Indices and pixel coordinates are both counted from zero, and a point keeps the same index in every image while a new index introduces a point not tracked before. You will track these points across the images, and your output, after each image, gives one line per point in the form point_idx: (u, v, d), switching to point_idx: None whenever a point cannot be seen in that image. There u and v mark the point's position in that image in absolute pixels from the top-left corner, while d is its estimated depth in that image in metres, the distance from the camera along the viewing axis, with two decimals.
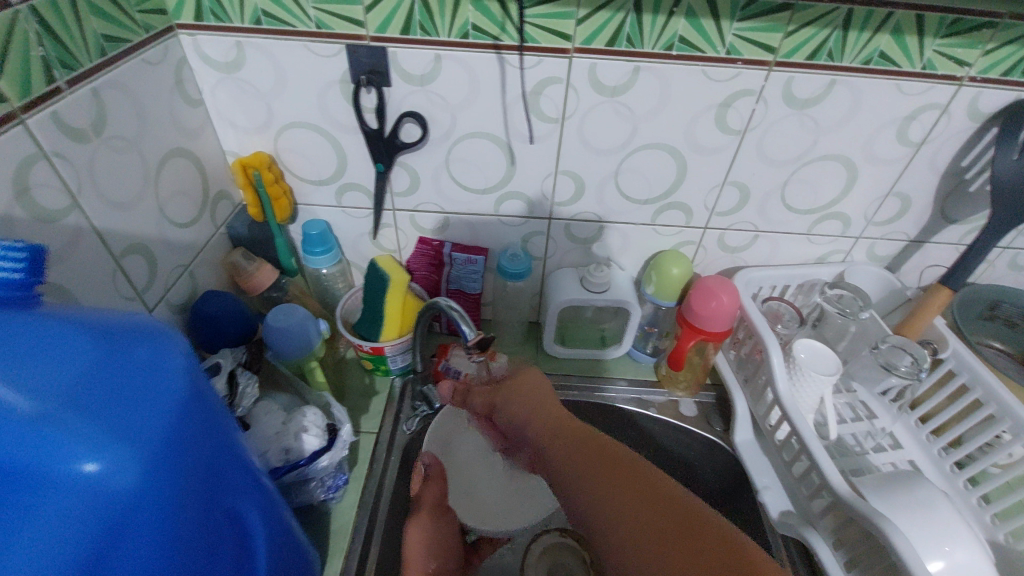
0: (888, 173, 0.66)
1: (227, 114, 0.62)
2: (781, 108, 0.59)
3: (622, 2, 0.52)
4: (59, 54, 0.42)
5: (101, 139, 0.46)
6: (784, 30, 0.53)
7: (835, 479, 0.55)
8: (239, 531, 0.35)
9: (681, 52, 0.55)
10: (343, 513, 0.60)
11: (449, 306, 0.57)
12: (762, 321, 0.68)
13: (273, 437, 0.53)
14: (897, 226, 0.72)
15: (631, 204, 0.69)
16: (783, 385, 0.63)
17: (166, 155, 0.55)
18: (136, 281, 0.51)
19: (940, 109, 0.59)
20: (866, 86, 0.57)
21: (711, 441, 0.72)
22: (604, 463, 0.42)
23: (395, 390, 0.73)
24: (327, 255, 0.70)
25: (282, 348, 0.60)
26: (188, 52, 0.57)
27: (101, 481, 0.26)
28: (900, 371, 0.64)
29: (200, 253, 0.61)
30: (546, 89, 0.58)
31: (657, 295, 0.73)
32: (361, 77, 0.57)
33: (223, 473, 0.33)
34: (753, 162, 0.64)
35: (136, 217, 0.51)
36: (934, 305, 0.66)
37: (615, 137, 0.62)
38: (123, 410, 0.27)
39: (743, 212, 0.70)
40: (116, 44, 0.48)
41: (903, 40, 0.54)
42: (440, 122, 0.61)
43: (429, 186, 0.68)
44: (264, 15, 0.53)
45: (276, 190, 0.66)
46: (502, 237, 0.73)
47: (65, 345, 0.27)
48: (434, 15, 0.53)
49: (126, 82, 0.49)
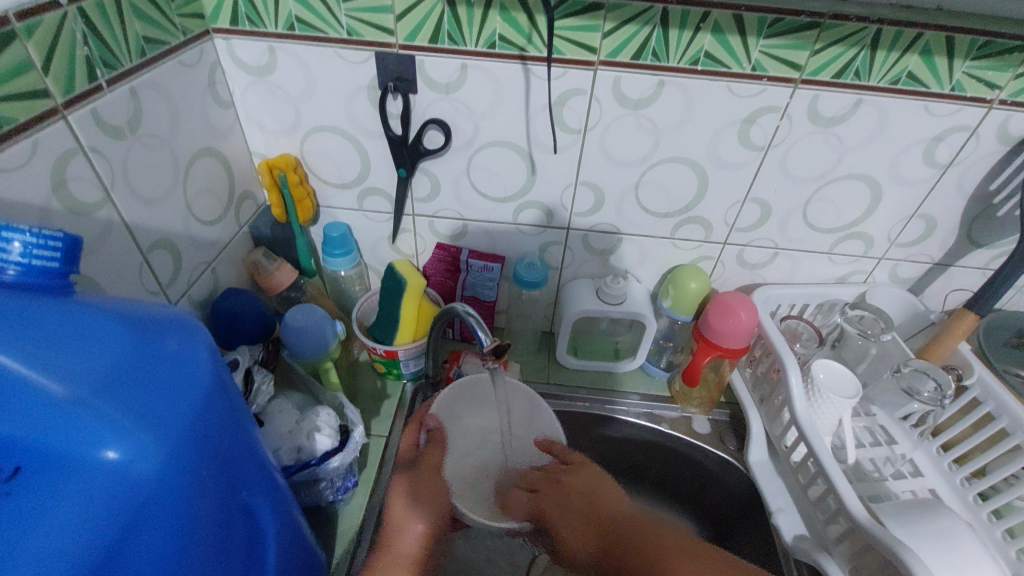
0: (913, 195, 0.65)
1: (255, 115, 0.63)
2: (805, 125, 0.59)
3: (650, 17, 0.52)
4: (101, 53, 0.43)
5: (136, 136, 0.48)
6: (811, 48, 0.53)
7: (852, 503, 0.54)
8: (251, 525, 0.35)
9: (706, 67, 0.55)
10: (350, 515, 0.60)
11: (466, 311, 0.57)
12: (781, 340, 0.67)
13: (286, 436, 0.54)
14: (922, 248, 0.70)
15: (649, 217, 0.69)
16: (802, 405, 0.62)
17: (195, 154, 0.56)
18: (161, 274, 0.52)
19: (969, 131, 0.59)
20: (893, 105, 0.57)
21: (725, 460, 0.71)
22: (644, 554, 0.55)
23: (406, 394, 0.73)
24: (346, 257, 0.70)
25: (298, 348, 0.60)
26: (222, 55, 0.58)
27: (123, 468, 0.26)
28: (922, 397, 0.62)
29: (223, 250, 0.62)
30: (570, 100, 0.59)
31: (673, 309, 0.72)
32: (389, 83, 0.58)
33: (239, 467, 0.33)
34: (774, 180, 0.64)
35: (164, 213, 0.52)
36: (957, 330, 0.65)
37: (635, 150, 0.62)
38: (150, 398, 0.27)
39: (763, 229, 0.69)
40: (154, 45, 0.49)
41: (933, 61, 0.53)
42: (463, 130, 0.62)
43: (449, 193, 0.68)
44: (298, 21, 0.55)
45: (300, 192, 0.67)
46: (519, 245, 0.74)
47: (94, 331, 0.27)
48: (462, 24, 0.54)
49: (162, 82, 0.50)
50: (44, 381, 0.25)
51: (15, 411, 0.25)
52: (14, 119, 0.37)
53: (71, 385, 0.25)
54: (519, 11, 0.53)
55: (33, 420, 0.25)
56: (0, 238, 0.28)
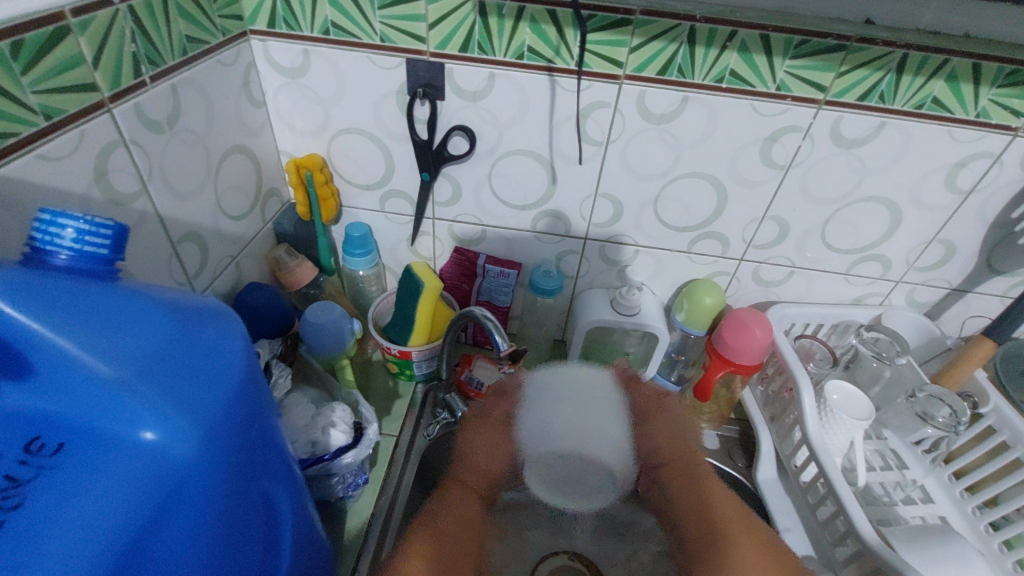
0: (933, 219, 0.65)
1: (286, 116, 0.65)
2: (827, 146, 0.60)
3: (677, 34, 0.53)
4: (147, 51, 0.45)
5: (174, 131, 0.49)
6: (836, 70, 0.54)
7: (862, 525, 0.53)
8: (269, 516, 0.36)
9: (730, 85, 0.56)
10: (358, 512, 0.61)
11: (483, 315, 0.58)
12: (795, 359, 0.67)
13: (302, 429, 0.55)
14: (940, 273, 0.70)
15: (667, 230, 0.69)
16: (814, 425, 0.62)
17: (227, 151, 0.58)
18: (188, 265, 0.54)
19: (992, 157, 0.59)
20: (916, 129, 0.57)
21: (733, 478, 0.70)
22: (710, 511, 0.53)
23: (417, 394, 0.74)
24: (366, 257, 0.72)
25: (316, 343, 0.61)
26: (258, 56, 0.60)
27: (161, 451, 0.27)
28: (937, 422, 0.62)
29: (247, 246, 0.64)
30: (594, 113, 0.60)
31: (686, 323, 0.72)
32: (418, 90, 0.60)
33: (263, 456, 0.34)
34: (795, 199, 0.64)
35: (196, 206, 0.54)
36: (975, 357, 0.65)
37: (657, 164, 0.63)
38: (190, 383, 0.28)
39: (781, 247, 0.70)
40: (197, 44, 0.51)
41: (958, 87, 0.54)
42: (487, 137, 0.63)
43: (470, 198, 0.69)
44: (334, 26, 0.57)
45: (325, 191, 0.69)
46: (536, 253, 0.74)
47: (140, 317, 0.28)
48: (493, 35, 0.55)
49: (200, 81, 0.52)
50: (98, 363, 0.27)
51: (75, 386, 0.27)
52: (63, 110, 0.39)
53: (120, 367, 0.27)
54: (549, 24, 0.54)
55: (89, 398, 0.27)
56: (56, 223, 0.30)
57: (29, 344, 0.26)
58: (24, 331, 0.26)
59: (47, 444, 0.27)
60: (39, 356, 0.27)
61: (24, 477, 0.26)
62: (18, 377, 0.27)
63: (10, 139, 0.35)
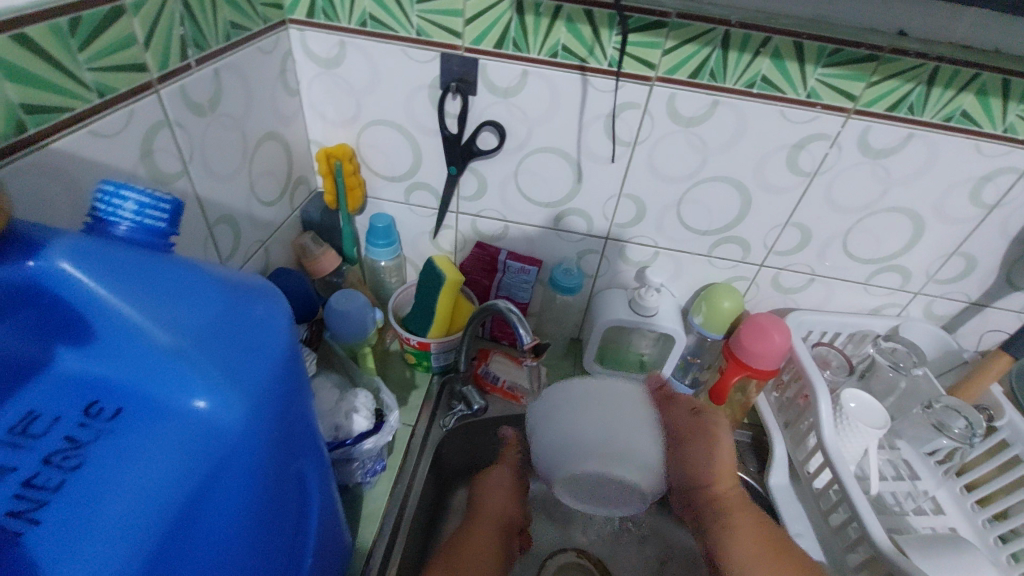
0: (955, 232, 0.65)
1: (318, 105, 0.66)
2: (854, 154, 0.60)
3: (711, 38, 0.53)
4: (194, 35, 0.46)
5: (214, 115, 0.50)
6: (868, 80, 0.54)
7: (877, 532, 0.53)
8: (301, 495, 0.37)
9: (762, 90, 0.56)
10: (374, 499, 0.61)
11: (508, 309, 0.58)
12: (813, 365, 0.67)
13: (326, 413, 0.56)
14: (959, 286, 0.70)
15: (689, 233, 0.70)
16: (830, 432, 0.62)
17: (262, 137, 0.59)
18: (221, 248, 0.55)
19: (1018, 173, 0.59)
20: (943, 142, 0.58)
21: (744, 482, 0.71)
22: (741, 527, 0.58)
23: (434, 386, 0.74)
24: (389, 248, 0.72)
25: (341, 330, 0.62)
26: (295, 45, 0.61)
27: (211, 421, 0.28)
28: (952, 433, 0.62)
29: (276, 231, 0.65)
30: (624, 113, 0.60)
31: (704, 326, 0.73)
32: (451, 84, 0.60)
33: (301, 434, 0.34)
34: (818, 207, 0.65)
35: (230, 189, 0.55)
36: (992, 371, 0.65)
37: (683, 166, 0.64)
38: (241, 357, 0.28)
39: (801, 254, 0.70)
40: (239, 31, 0.52)
41: (988, 101, 0.54)
42: (516, 134, 0.64)
43: (495, 194, 0.70)
44: (371, 18, 0.57)
45: (352, 181, 0.70)
46: (557, 251, 0.75)
47: (196, 290, 0.29)
48: (528, 32, 0.56)
49: (240, 66, 0.53)
50: (157, 332, 0.27)
51: (133, 354, 0.28)
52: (114, 89, 0.40)
53: (178, 337, 0.28)
54: (584, 23, 0.54)
55: (146, 365, 0.28)
56: (119, 196, 0.31)
57: (93, 309, 0.28)
58: (89, 296, 0.27)
59: (104, 409, 0.28)
60: (100, 322, 0.28)
61: (84, 439, 0.27)
62: (79, 342, 0.28)
63: (65, 115, 0.36)
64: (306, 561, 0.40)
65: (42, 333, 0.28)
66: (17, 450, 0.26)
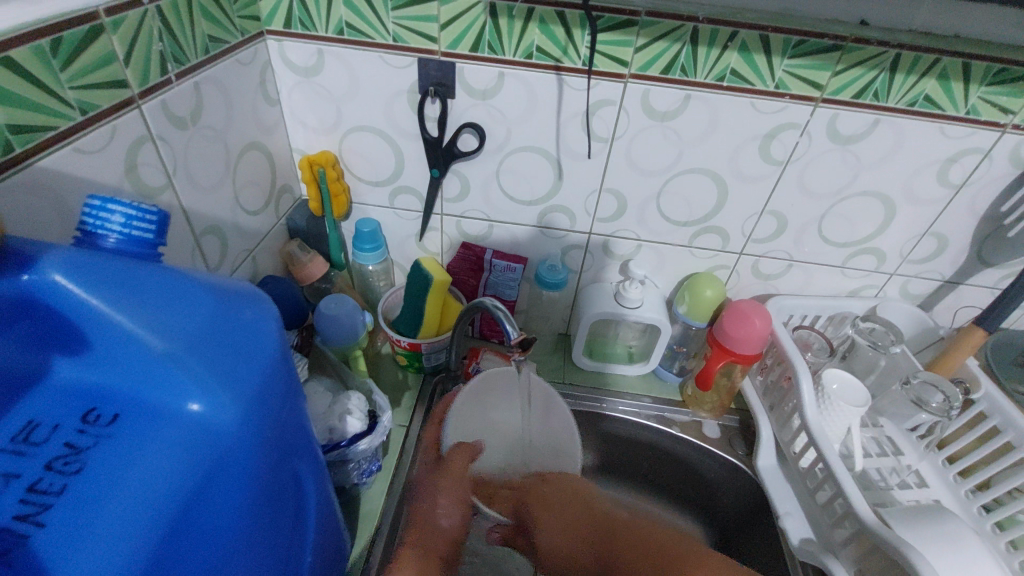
0: (926, 213, 0.67)
1: (299, 113, 0.67)
2: (824, 142, 0.62)
3: (680, 35, 0.55)
4: (173, 50, 0.47)
5: (196, 127, 0.51)
6: (833, 69, 0.56)
7: (861, 507, 0.55)
8: (298, 495, 0.37)
9: (731, 83, 0.58)
10: (371, 499, 0.62)
11: (495, 305, 0.59)
12: (793, 347, 0.69)
13: (320, 416, 0.57)
14: (933, 265, 0.73)
15: (669, 224, 0.72)
16: (812, 412, 0.64)
17: (244, 148, 0.59)
18: (208, 258, 0.55)
19: (982, 153, 0.61)
20: (909, 126, 0.60)
21: (734, 465, 0.72)
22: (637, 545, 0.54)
23: (426, 387, 0.75)
24: (375, 252, 0.73)
25: (331, 335, 0.63)
26: (274, 56, 0.62)
27: (208, 422, 0.29)
28: (931, 407, 0.64)
29: (262, 240, 0.66)
30: (600, 110, 0.62)
31: (688, 315, 0.74)
32: (429, 88, 0.62)
33: (294, 435, 0.35)
34: (792, 193, 0.67)
35: (215, 200, 0.56)
36: (966, 345, 0.67)
37: (659, 160, 0.65)
38: (232, 358, 0.29)
39: (779, 241, 0.72)
40: (218, 44, 0.53)
41: (949, 85, 0.56)
42: (495, 135, 0.65)
43: (478, 194, 0.71)
44: (348, 27, 0.58)
45: (336, 188, 0.71)
46: (541, 247, 0.76)
47: (184, 295, 0.30)
48: (503, 35, 0.57)
49: (220, 79, 0.54)
50: (151, 337, 0.28)
51: (129, 360, 0.29)
52: (96, 105, 0.40)
53: (171, 341, 0.29)
54: (557, 24, 0.56)
55: (143, 370, 0.29)
56: (106, 209, 0.32)
57: (87, 320, 0.29)
58: (84, 307, 0.28)
59: (102, 415, 0.29)
60: (95, 330, 0.29)
61: (83, 445, 0.28)
62: (75, 351, 0.29)
63: (50, 133, 0.37)
64: (305, 558, 0.40)
65: (39, 345, 0.29)
66: (19, 457, 0.27)
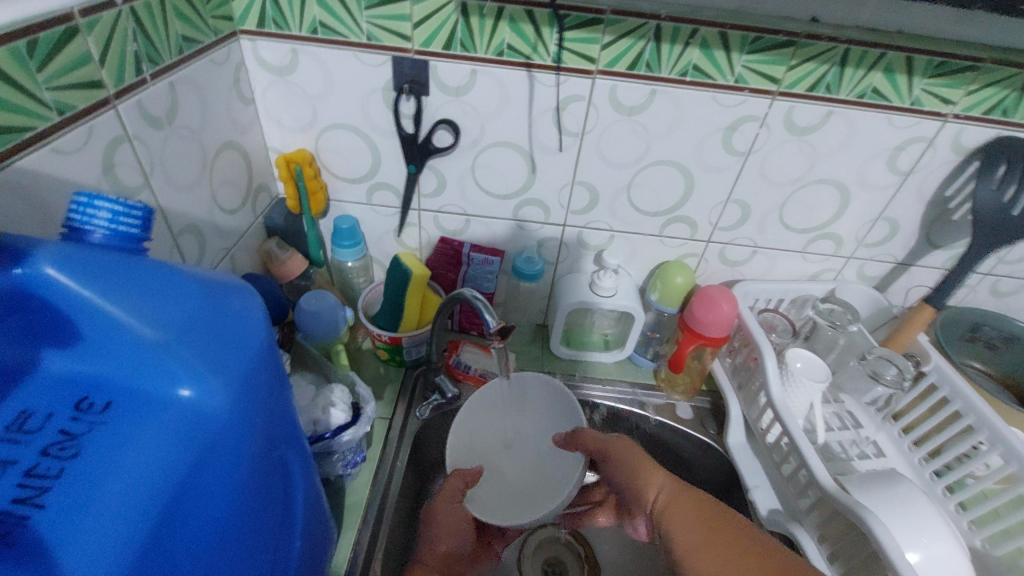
0: (878, 199, 0.71)
1: (274, 112, 0.67)
2: (782, 133, 0.65)
3: (643, 32, 0.58)
4: (147, 50, 0.47)
5: (172, 127, 0.52)
6: (787, 64, 0.59)
7: (822, 475, 0.59)
8: (286, 482, 0.39)
9: (693, 79, 0.61)
10: (356, 489, 0.64)
11: (474, 296, 0.61)
12: (758, 329, 0.72)
13: (303, 409, 0.58)
14: (887, 248, 0.77)
15: (640, 215, 0.74)
16: (777, 389, 0.67)
17: (221, 147, 0.60)
18: (188, 256, 0.56)
19: (926, 141, 0.65)
20: (860, 116, 0.63)
21: (705, 443, 0.75)
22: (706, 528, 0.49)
23: (407, 379, 0.77)
24: (354, 248, 0.74)
25: (312, 331, 0.64)
26: (248, 56, 0.62)
27: (200, 407, 0.30)
28: (886, 380, 0.69)
29: (241, 238, 0.67)
30: (569, 105, 0.64)
31: (660, 302, 0.77)
32: (403, 86, 0.63)
33: (282, 422, 0.36)
34: (754, 183, 0.70)
35: (193, 199, 0.56)
36: (917, 322, 0.71)
37: (628, 153, 0.68)
38: (222, 346, 0.31)
39: (743, 229, 0.75)
40: (192, 44, 0.53)
41: (894, 78, 0.60)
42: (469, 130, 0.67)
43: (454, 189, 0.73)
44: (321, 26, 0.59)
45: (314, 185, 0.71)
46: (517, 240, 0.78)
47: (172, 287, 0.31)
48: (474, 33, 0.59)
49: (194, 79, 0.54)
50: (142, 327, 0.30)
51: (120, 350, 0.30)
52: (73, 106, 0.41)
53: (161, 330, 0.30)
54: (526, 22, 0.58)
55: (135, 359, 0.30)
56: (92, 206, 0.33)
57: (78, 311, 0.30)
58: (74, 298, 0.29)
59: (95, 403, 0.30)
60: (86, 322, 0.30)
61: (78, 431, 0.29)
62: (66, 343, 0.30)
63: (28, 134, 0.38)
64: (294, 546, 0.42)
65: (28, 338, 0.30)
66: (14, 445, 0.28)
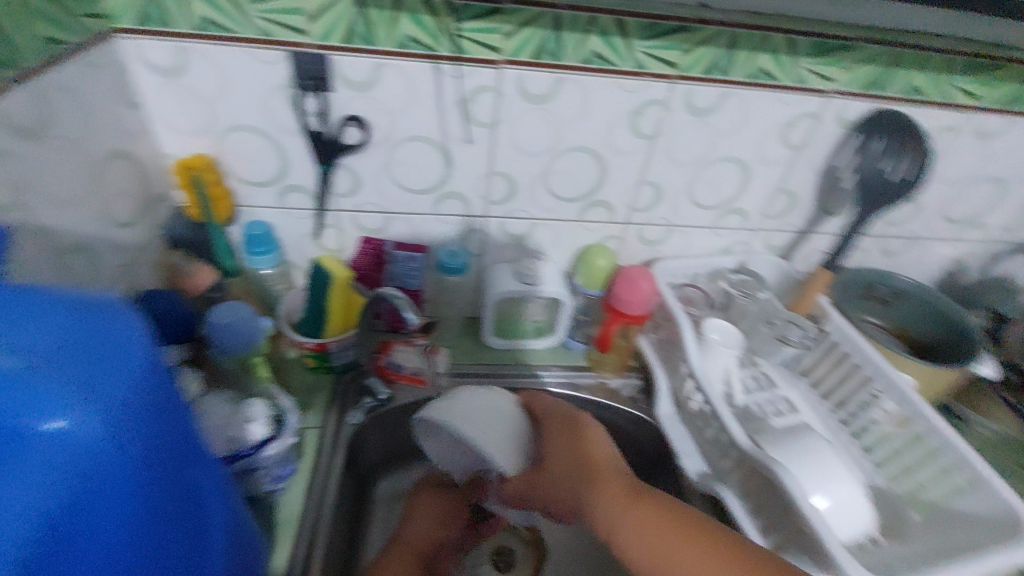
0: (776, 173, 0.76)
1: (165, 116, 0.63)
2: (684, 115, 0.68)
3: (541, 23, 0.59)
4: (4, 53, 0.43)
5: (46, 137, 0.47)
6: (681, 48, 0.62)
7: (741, 436, 0.62)
8: (194, 507, 0.37)
9: (596, 66, 0.63)
10: (289, 503, 0.62)
11: (393, 295, 0.60)
12: (677, 304, 0.76)
13: (220, 428, 0.55)
14: (788, 219, 0.83)
15: (560, 202, 0.76)
16: (696, 359, 0.71)
17: (106, 155, 0.56)
18: (76, 276, 0.52)
19: (813, 117, 0.70)
20: (752, 96, 0.67)
21: (637, 417, 0.78)
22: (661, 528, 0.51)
23: (339, 385, 0.75)
24: (269, 254, 0.71)
25: (227, 346, 0.60)
26: (129, 57, 0.58)
27: (72, 436, 0.27)
28: (795, 338, 0.75)
29: (139, 252, 0.62)
30: (478, 97, 0.64)
31: (585, 285, 0.79)
32: (306, 82, 0.60)
33: (179, 444, 0.34)
34: (663, 164, 0.73)
35: (77, 214, 0.52)
36: (818, 285, 0.77)
37: (541, 141, 0.69)
38: (93, 368, 0.28)
39: (658, 209, 0.78)
40: (60, 45, 0.49)
41: (779, 58, 0.64)
42: (380, 126, 0.65)
43: (370, 187, 0.71)
44: (210, 22, 0.57)
45: (218, 191, 0.67)
46: (441, 234, 0.78)
47: (29, 310, 0.29)
48: (374, 25, 0.58)
49: (67, 83, 0.50)
50: None
51: None
52: None
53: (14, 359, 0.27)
54: (426, 13, 0.57)
55: None
56: None
57: None
58: None
59: None
60: None
61: None
62: None
63: None
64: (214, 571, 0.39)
65: None
66: None
